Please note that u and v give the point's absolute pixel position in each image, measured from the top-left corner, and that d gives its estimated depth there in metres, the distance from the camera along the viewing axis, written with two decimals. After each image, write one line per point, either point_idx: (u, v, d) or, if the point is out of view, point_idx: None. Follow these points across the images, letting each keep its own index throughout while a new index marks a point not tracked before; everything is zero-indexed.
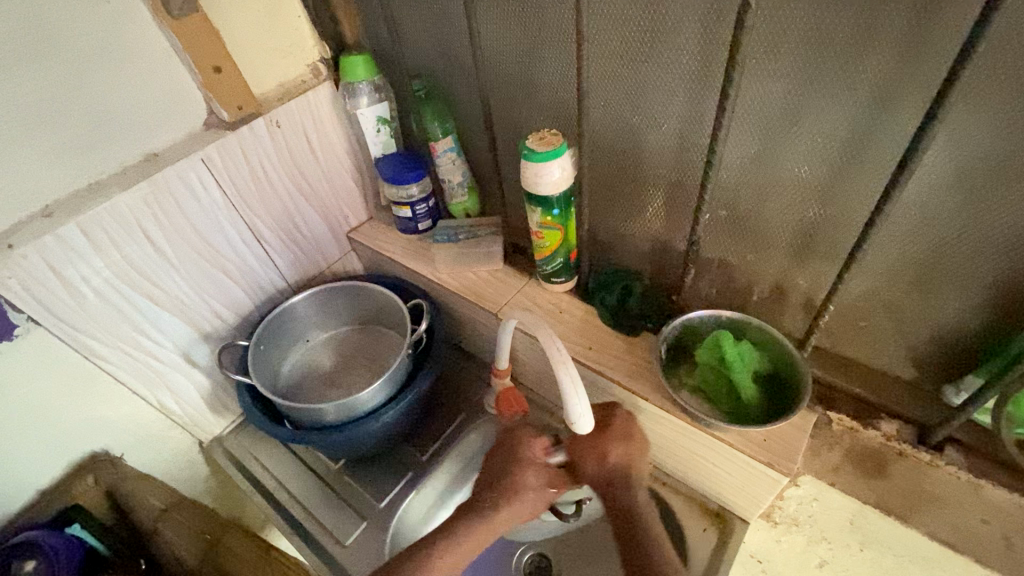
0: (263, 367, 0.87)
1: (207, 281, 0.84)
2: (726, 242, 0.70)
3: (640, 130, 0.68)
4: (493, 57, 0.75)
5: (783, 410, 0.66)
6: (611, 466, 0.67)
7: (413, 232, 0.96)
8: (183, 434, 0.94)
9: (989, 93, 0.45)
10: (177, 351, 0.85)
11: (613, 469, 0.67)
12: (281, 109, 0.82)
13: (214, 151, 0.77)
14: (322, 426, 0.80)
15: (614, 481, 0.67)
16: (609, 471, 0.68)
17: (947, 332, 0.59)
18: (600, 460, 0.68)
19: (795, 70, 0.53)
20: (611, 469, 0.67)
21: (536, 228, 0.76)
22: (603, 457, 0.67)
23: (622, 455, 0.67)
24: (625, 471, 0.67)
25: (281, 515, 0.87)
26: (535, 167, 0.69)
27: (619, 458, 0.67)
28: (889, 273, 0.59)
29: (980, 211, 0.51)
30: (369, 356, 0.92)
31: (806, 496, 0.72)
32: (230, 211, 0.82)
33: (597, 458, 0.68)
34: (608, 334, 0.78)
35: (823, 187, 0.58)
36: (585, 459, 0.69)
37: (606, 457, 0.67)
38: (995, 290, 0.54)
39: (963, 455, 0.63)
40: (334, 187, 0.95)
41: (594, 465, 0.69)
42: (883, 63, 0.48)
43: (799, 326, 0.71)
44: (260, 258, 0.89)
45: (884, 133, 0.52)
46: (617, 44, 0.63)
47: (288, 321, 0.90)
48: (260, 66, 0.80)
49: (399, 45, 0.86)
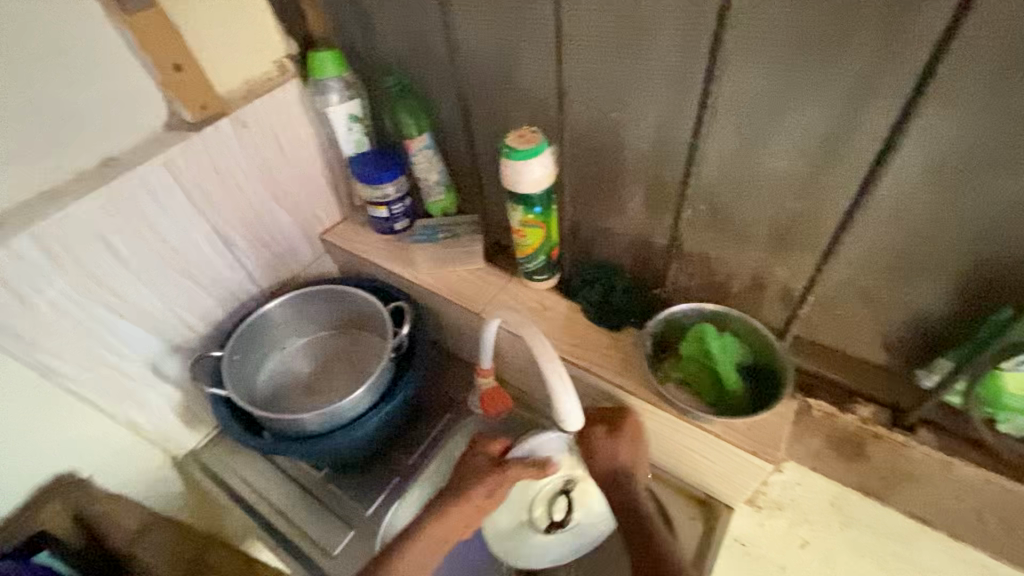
0: (239, 378, 0.84)
1: (175, 289, 0.80)
2: (706, 236, 0.71)
3: (620, 127, 0.68)
4: (467, 54, 0.74)
5: (766, 399, 0.68)
6: (624, 468, 0.71)
7: (390, 232, 0.94)
8: (155, 449, 0.90)
9: (960, 90, 0.47)
10: (146, 364, 0.81)
11: (621, 466, 0.71)
12: (247, 108, 0.78)
13: (177, 154, 0.73)
14: (305, 436, 0.78)
15: (618, 483, 0.72)
16: (617, 472, 0.72)
17: (920, 319, 0.62)
18: (613, 458, 0.71)
19: (773, 67, 0.53)
20: (617, 470, 0.72)
21: (518, 226, 0.76)
22: (619, 463, 0.71)
23: (631, 454, 0.71)
24: (632, 473, 0.72)
25: (265, 527, 0.85)
26: (516, 165, 0.68)
27: (627, 457, 0.71)
28: (865, 264, 0.61)
29: (952, 203, 0.53)
30: (350, 360, 0.90)
31: (791, 479, 0.73)
32: (196, 217, 0.78)
33: (609, 456, 0.71)
34: (592, 330, 0.78)
35: (801, 180, 0.59)
36: (601, 455, 0.71)
37: (620, 455, 0.71)
38: (964, 278, 0.56)
39: (935, 436, 0.65)
40: (305, 188, 0.92)
41: (605, 461, 0.72)
42: (860, 60, 0.49)
43: (778, 316, 0.73)
44: (229, 264, 0.86)
45: (860, 129, 0.53)
46: (595, 42, 0.62)
47: (262, 328, 0.87)
48: (223, 63, 0.77)
49: (369, 41, 0.83)
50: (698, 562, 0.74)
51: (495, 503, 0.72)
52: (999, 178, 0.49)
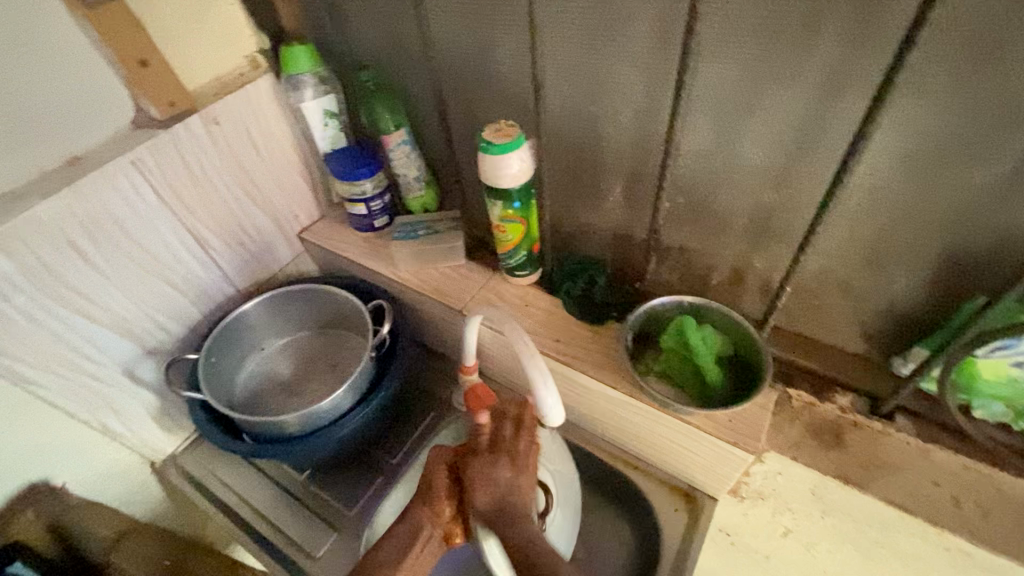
0: (216, 381, 0.83)
1: (147, 291, 0.78)
2: (685, 228, 0.71)
3: (597, 119, 0.67)
4: (443, 46, 0.73)
5: (747, 391, 0.68)
6: (501, 496, 0.59)
7: (369, 229, 0.93)
8: (132, 455, 0.89)
9: (930, 78, 0.47)
10: (120, 368, 0.79)
11: (505, 495, 0.59)
12: (218, 105, 0.77)
13: (145, 152, 0.71)
14: (285, 437, 0.76)
15: (506, 517, 0.58)
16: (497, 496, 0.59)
17: (896, 307, 0.62)
18: (490, 487, 0.59)
19: (746, 57, 0.53)
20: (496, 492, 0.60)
21: (497, 221, 0.75)
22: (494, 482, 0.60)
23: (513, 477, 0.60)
24: (517, 498, 0.59)
25: (246, 531, 0.83)
26: (493, 159, 0.67)
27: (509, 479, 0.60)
28: (842, 253, 0.61)
29: (925, 190, 0.53)
30: (330, 360, 0.89)
31: (771, 471, 0.71)
32: (168, 216, 0.76)
33: (488, 486, 0.60)
34: (574, 324, 0.78)
35: (777, 171, 0.59)
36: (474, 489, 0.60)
37: (500, 478, 0.60)
38: (938, 265, 0.57)
39: (912, 423, 0.66)
40: (282, 186, 0.90)
41: (483, 494, 0.59)
42: (832, 49, 0.49)
43: (757, 307, 0.73)
44: (204, 264, 0.84)
45: (834, 118, 0.53)
46: (570, 34, 0.62)
47: (239, 330, 0.86)
48: (193, 59, 0.75)
49: (343, 34, 0.82)
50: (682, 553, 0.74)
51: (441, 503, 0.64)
52: (971, 167, 0.49)
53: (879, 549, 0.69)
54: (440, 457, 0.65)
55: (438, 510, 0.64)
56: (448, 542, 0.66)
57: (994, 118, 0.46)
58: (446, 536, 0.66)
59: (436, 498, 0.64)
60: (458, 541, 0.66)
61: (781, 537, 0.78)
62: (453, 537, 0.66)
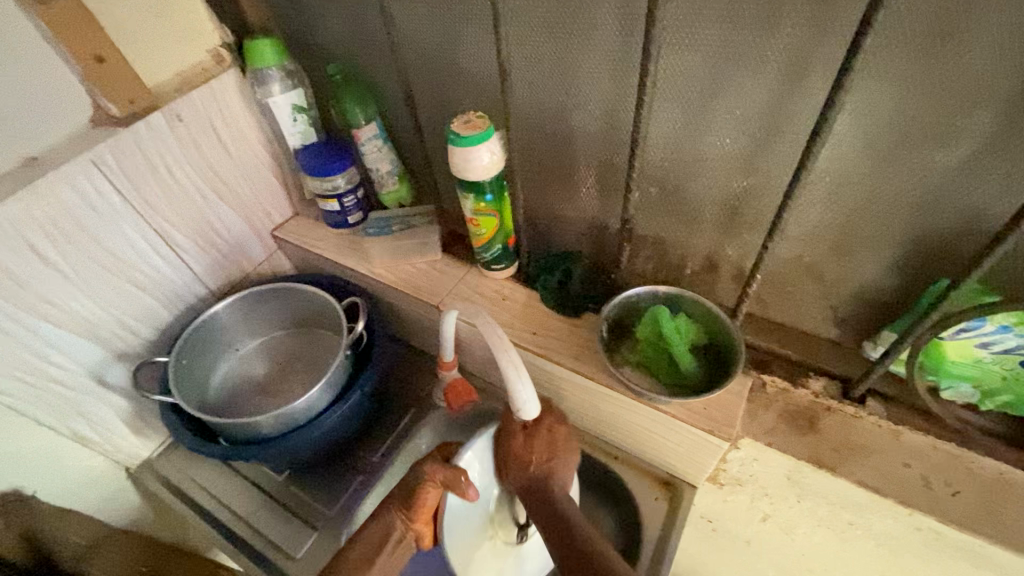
0: (189, 384, 0.81)
1: (114, 293, 0.76)
2: (657, 218, 0.70)
3: (567, 110, 0.67)
4: (410, 38, 0.71)
5: (721, 378, 0.68)
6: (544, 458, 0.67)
7: (343, 225, 0.91)
8: (106, 461, 0.87)
9: (891, 61, 0.47)
10: (88, 373, 0.77)
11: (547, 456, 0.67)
12: (181, 100, 0.74)
13: (106, 150, 0.69)
14: (259, 439, 0.75)
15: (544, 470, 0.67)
16: (546, 489, 0.66)
17: (866, 291, 0.63)
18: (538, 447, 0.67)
19: (711, 44, 0.53)
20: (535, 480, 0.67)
21: (471, 215, 0.74)
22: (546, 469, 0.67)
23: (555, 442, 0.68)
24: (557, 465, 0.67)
25: (225, 535, 0.82)
26: (463, 151, 0.66)
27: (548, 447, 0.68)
28: (811, 239, 0.62)
29: (890, 174, 0.53)
30: (306, 359, 0.87)
31: (747, 457, 0.70)
32: (133, 216, 0.74)
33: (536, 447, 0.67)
34: (551, 317, 0.77)
35: (745, 158, 0.59)
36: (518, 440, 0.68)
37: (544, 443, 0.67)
38: (905, 248, 0.57)
39: (884, 405, 0.66)
40: (252, 183, 0.88)
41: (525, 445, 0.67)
42: (794, 34, 0.49)
43: (731, 295, 0.73)
44: (173, 264, 0.82)
45: (799, 104, 0.53)
46: (536, 21, 0.61)
47: (211, 331, 0.84)
48: (152, 55, 0.73)
49: (309, 27, 0.80)
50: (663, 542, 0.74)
51: (421, 509, 0.67)
52: (933, 150, 0.50)
53: (856, 531, 0.69)
54: (433, 464, 0.67)
55: (411, 514, 0.67)
56: (417, 542, 0.70)
57: (953, 101, 0.46)
58: (416, 538, 0.69)
59: (417, 503, 0.67)
60: (427, 544, 0.70)
61: (761, 521, 0.79)
62: (422, 539, 0.69)
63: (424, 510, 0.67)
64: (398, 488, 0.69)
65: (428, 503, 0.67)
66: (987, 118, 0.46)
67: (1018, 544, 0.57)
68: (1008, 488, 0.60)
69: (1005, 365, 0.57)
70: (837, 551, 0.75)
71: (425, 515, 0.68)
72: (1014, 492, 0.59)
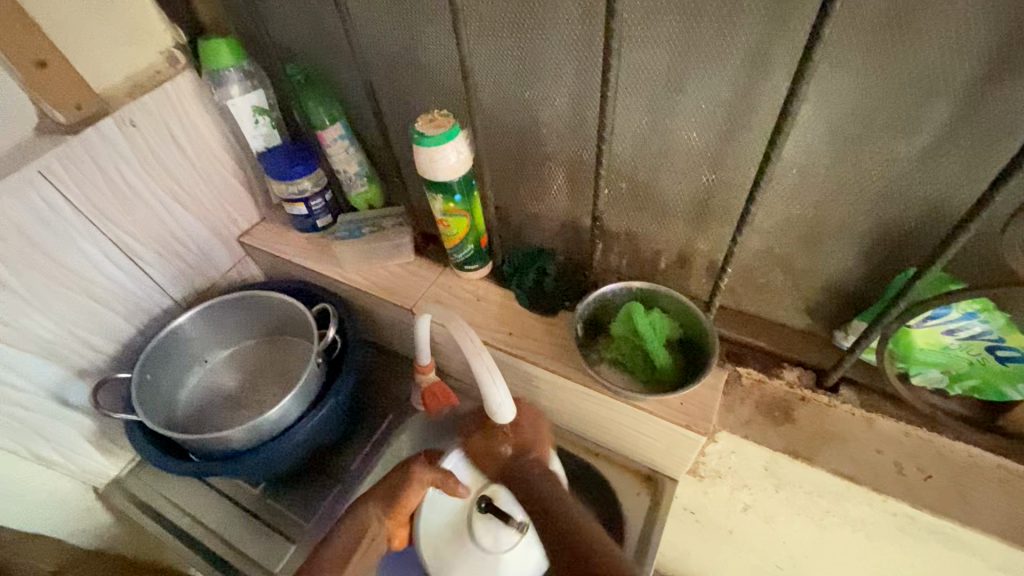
0: (154, 400, 0.79)
1: (71, 309, 0.73)
2: (628, 213, 0.70)
3: (534, 107, 0.65)
4: (370, 37, 0.70)
5: (696, 373, 0.68)
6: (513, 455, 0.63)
7: (312, 229, 0.89)
8: (73, 482, 0.84)
9: (849, 51, 0.46)
10: (47, 394, 0.74)
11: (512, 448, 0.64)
12: (134, 105, 0.71)
13: (54, 160, 0.65)
14: (230, 453, 0.73)
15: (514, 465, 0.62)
16: (519, 470, 0.61)
17: (835, 280, 0.63)
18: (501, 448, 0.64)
19: (672, 36, 0.52)
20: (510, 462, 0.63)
21: (440, 216, 0.72)
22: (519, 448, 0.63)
23: (517, 441, 0.64)
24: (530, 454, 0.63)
25: (200, 552, 0.80)
26: (428, 152, 0.64)
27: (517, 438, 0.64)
28: (780, 230, 0.61)
29: (854, 165, 0.53)
30: (278, 368, 0.85)
31: (726, 450, 0.70)
32: (88, 228, 0.71)
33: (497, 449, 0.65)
34: (526, 317, 0.76)
35: (712, 152, 0.58)
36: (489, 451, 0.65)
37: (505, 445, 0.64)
38: (872, 237, 0.57)
39: (856, 394, 0.67)
40: (215, 190, 0.86)
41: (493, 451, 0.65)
42: (755, 24, 0.48)
43: (705, 289, 0.73)
44: (135, 277, 0.79)
45: (763, 96, 0.52)
46: (499, 15, 0.59)
47: (176, 344, 0.81)
48: (100, 60, 0.69)
49: (266, 27, 0.77)
50: (645, 537, 0.74)
51: (402, 508, 0.66)
52: (894, 140, 0.50)
53: (833, 518, 0.70)
54: (422, 466, 0.67)
55: (390, 512, 0.65)
56: (388, 544, 0.67)
57: (913, 89, 0.46)
58: (388, 539, 0.67)
59: (400, 503, 0.65)
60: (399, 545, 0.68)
61: (741, 511, 0.79)
62: (394, 540, 0.67)
63: (404, 510, 0.66)
64: (381, 486, 0.66)
65: (411, 504, 0.66)
66: (945, 106, 0.46)
67: (988, 525, 0.58)
68: (978, 470, 0.60)
69: (971, 351, 0.58)
70: (816, 537, 0.76)
71: (401, 516, 0.66)
72: (982, 474, 0.60)
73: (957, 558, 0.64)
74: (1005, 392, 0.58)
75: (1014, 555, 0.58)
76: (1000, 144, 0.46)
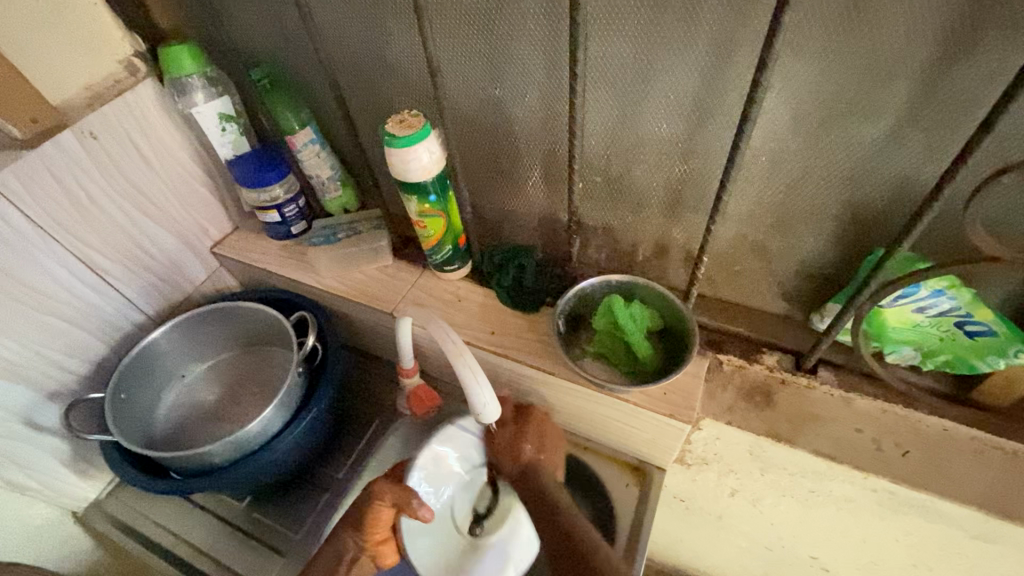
0: (129, 419, 0.77)
1: (35, 329, 0.70)
2: (604, 208, 0.70)
3: (503, 104, 0.65)
4: (335, 38, 0.68)
5: (677, 363, 0.69)
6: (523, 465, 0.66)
7: (286, 236, 0.87)
8: (49, 507, 0.82)
9: (808, 38, 0.47)
10: (17, 418, 0.72)
11: (526, 463, 0.66)
12: (94, 116, 0.69)
13: (9, 177, 0.62)
14: (210, 468, 0.71)
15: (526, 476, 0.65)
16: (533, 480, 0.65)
17: (809, 264, 0.64)
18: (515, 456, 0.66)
19: (636, 26, 0.52)
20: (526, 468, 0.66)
21: (416, 217, 0.71)
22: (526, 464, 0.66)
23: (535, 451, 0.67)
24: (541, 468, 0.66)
25: (185, 571, 0.79)
26: (399, 153, 0.64)
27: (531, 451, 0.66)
28: (752, 217, 0.62)
29: (820, 149, 0.53)
30: (258, 380, 0.84)
31: (710, 436, 0.70)
32: (49, 245, 0.69)
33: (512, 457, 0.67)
34: (507, 315, 0.76)
35: (683, 142, 0.59)
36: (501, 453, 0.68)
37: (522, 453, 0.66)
38: (841, 220, 0.58)
39: (833, 374, 0.68)
40: (182, 200, 0.84)
41: (510, 463, 0.67)
42: (716, 13, 0.48)
43: (683, 278, 0.74)
44: (102, 293, 0.77)
45: (729, 84, 0.52)
46: (463, 14, 0.59)
47: (151, 360, 0.79)
48: (54, 71, 0.67)
49: (227, 30, 0.76)
50: (636, 527, 0.74)
51: (374, 528, 0.64)
52: (857, 123, 0.50)
53: (817, 498, 0.71)
54: (383, 485, 0.64)
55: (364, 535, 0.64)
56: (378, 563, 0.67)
57: (873, 73, 0.47)
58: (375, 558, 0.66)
59: (368, 525, 0.64)
60: (390, 562, 0.67)
61: (729, 496, 0.81)
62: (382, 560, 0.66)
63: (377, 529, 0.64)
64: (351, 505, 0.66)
65: (382, 522, 0.64)
66: (904, 87, 0.47)
67: (965, 494, 0.59)
68: (952, 442, 0.62)
69: (941, 327, 0.60)
70: (801, 516, 0.77)
71: (377, 534, 0.65)
72: (957, 445, 0.62)
73: (937, 529, 0.66)
74: (975, 365, 0.60)
75: (992, 522, 0.59)
76: (961, 123, 0.47)
